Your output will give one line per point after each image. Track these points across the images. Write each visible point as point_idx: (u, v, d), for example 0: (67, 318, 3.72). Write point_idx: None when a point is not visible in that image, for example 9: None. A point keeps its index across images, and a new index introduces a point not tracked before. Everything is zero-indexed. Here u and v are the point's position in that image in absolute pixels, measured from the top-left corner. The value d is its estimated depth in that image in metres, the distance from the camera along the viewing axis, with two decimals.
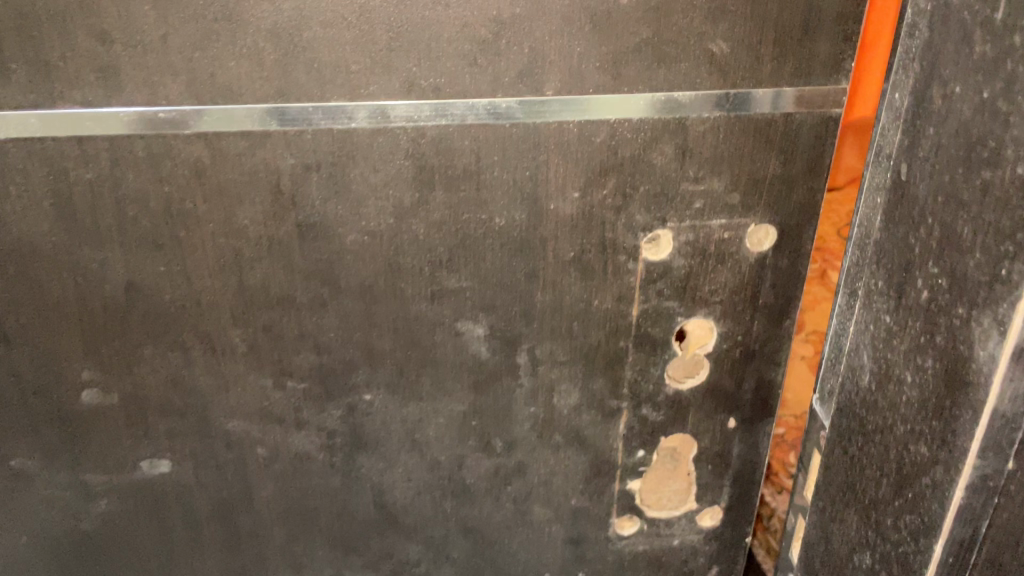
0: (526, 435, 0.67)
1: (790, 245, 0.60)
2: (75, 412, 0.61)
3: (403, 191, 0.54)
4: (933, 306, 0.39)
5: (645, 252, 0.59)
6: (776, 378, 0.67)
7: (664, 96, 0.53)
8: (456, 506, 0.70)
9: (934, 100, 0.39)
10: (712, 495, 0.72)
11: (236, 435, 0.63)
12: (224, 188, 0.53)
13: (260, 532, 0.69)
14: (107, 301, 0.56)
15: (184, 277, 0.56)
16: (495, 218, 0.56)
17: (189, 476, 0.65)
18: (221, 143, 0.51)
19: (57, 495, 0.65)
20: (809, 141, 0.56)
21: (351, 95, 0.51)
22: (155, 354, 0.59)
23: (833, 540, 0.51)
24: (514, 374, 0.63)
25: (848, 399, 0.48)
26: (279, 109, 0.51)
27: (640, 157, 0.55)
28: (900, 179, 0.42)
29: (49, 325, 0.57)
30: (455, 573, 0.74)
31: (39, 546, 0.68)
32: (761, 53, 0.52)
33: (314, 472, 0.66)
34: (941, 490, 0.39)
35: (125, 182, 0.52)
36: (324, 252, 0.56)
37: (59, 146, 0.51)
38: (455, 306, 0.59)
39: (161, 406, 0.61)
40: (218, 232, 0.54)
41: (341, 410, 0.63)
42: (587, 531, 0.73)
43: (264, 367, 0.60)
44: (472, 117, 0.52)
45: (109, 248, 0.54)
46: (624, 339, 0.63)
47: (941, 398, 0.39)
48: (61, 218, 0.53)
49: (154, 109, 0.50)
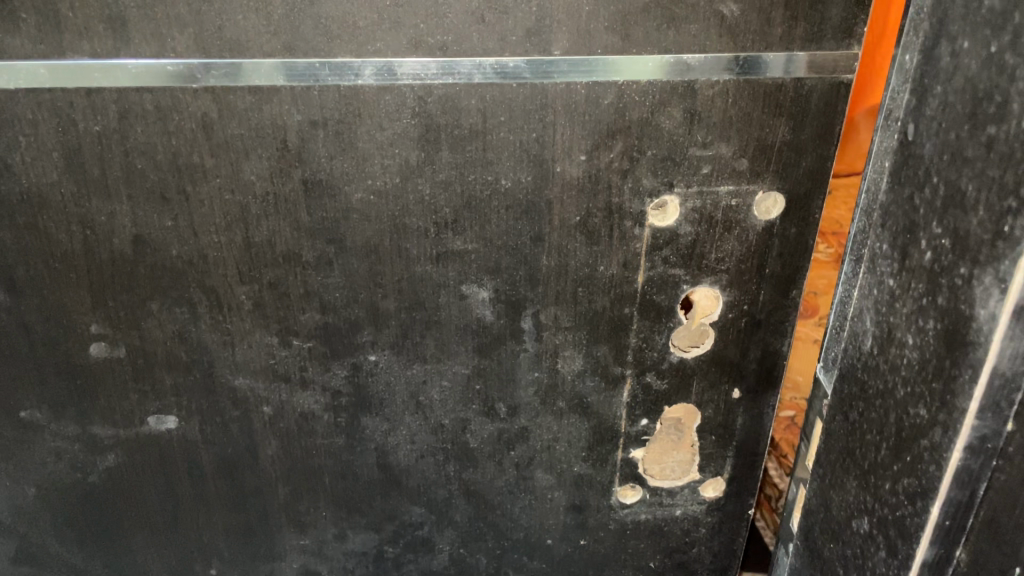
0: (529, 400, 0.67)
1: (798, 213, 0.60)
2: (83, 364, 0.62)
3: (409, 150, 0.54)
4: (936, 266, 0.39)
5: (651, 218, 0.59)
6: (782, 349, 0.66)
7: (673, 59, 0.52)
8: (460, 470, 0.70)
9: (943, 57, 0.38)
10: (716, 465, 0.72)
11: (241, 392, 0.64)
12: (231, 143, 0.53)
13: (264, 490, 0.70)
14: (115, 255, 0.57)
15: (191, 232, 0.56)
16: (501, 179, 0.56)
17: (195, 432, 0.66)
18: (229, 98, 0.51)
19: (66, 448, 0.66)
20: (819, 108, 0.55)
21: (358, 52, 0.51)
22: (162, 309, 0.59)
23: (832, 506, 0.51)
24: (519, 338, 0.63)
25: (850, 364, 0.48)
26: (287, 64, 0.51)
27: (648, 120, 0.54)
28: (908, 140, 0.42)
29: (58, 277, 0.58)
30: (457, 536, 0.74)
31: (47, 498, 0.69)
32: (772, 16, 0.51)
33: (318, 431, 0.67)
34: (938, 452, 0.39)
35: (133, 135, 0.52)
36: (330, 210, 0.56)
37: (68, 97, 0.51)
38: (460, 269, 0.60)
39: (167, 361, 0.62)
40: (225, 187, 0.55)
41: (345, 370, 0.64)
42: (590, 499, 0.73)
43: (270, 325, 0.61)
44: (480, 76, 0.52)
45: (117, 201, 0.55)
46: (629, 306, 0.62)
47: (941, 359, 0.39)
48: (70, 169, 0.53)
49: (162, 62, 0.50)
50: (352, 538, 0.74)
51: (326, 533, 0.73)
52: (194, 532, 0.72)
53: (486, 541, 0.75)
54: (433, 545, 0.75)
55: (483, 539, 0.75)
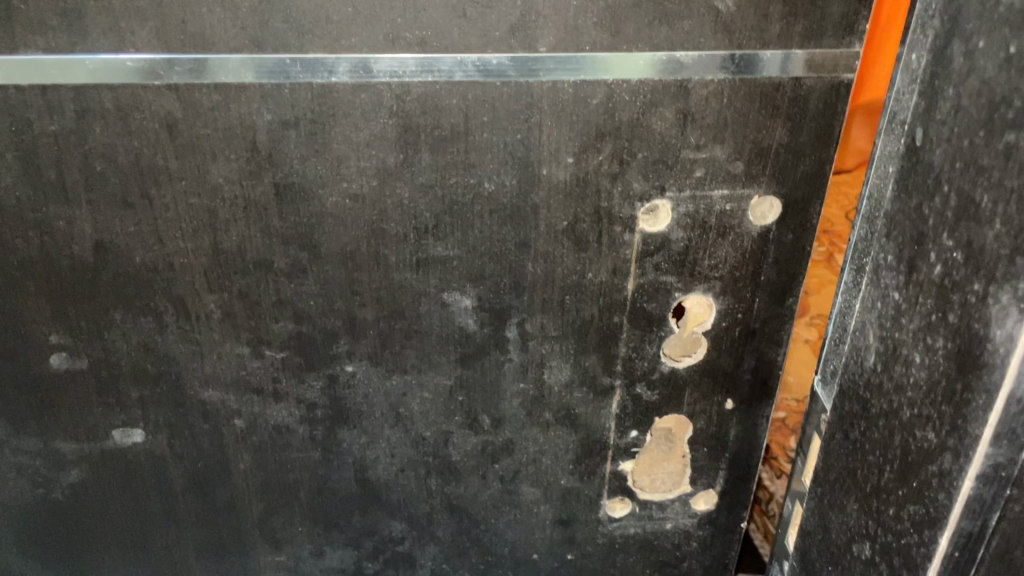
0: (514, 412, 0.64)
1: (795, 218, 0.57)
2: (43, 376, 0.59)
3: (386, 152, 0.51)
4: (946, 281, 0.36)
5: (642, 223, 0.56)
6: (777, 359, 0.64)
7: (665, 56, 0.50)
8: (442, 484, 0.67)
9: (956, 58, 0.36)
10: (708, 478, 0.70)
11: (212, 405, 0.61)
12: (197, 144, 0.50)
13: (238, 506, 0.67)
14: (75, 262, 0.54)
15: (156, 238, 0.53)
16: (484, 183, 0.53)
17: (164, 446, 0.63)
18: (194, 96, 0.48)
19: (27, 463, 0.63)
20: (818, 109, 0.52)
21: (332, 47, 0.48)
22: (126, 319, 0.56)
23: (831, 529, 0.48)
24: (503, 348, 0.61)
25: (851, 381, 0.45)
26: (256, 60, 0.48)
27: (638, 121, 0.52)
28: (916, 145, 0.39)
29: (14, 285, 0.54)
30: (439, 552, 0.72)
31: (9, 514, 0.66)
32: (769, 12, 0.49)
33: (293, 445, 0.64)
34: (948, 479, 0.37)
35: (92, 136, 0.49)
36: (304, 215, 0.53)
37: (22, 94, 0.48)
38: (442, 276, 0.57)
39: (133, 372, 0.59)
40: (191, 191, 0.52)
41: (321, 381, 0.61)
42: (577, 513, 0.70)
43: (241, 335, 0.58)
44: (461, 74, 0.49)
45: (76, 205, 0.52)
46: (618, 314, 0.60)
47: (952, 380, 0.36)
48: (25, 171, 0.50)
49: (122, 58, 0.47)
50: (329, 554, 0.71)
51: (303, 549, 0.70)
52: (164, 549, 0.69)
53: (470, 556, 0.72)
54: (415, 561, 0.72)
55: (467, 554, 0.72)
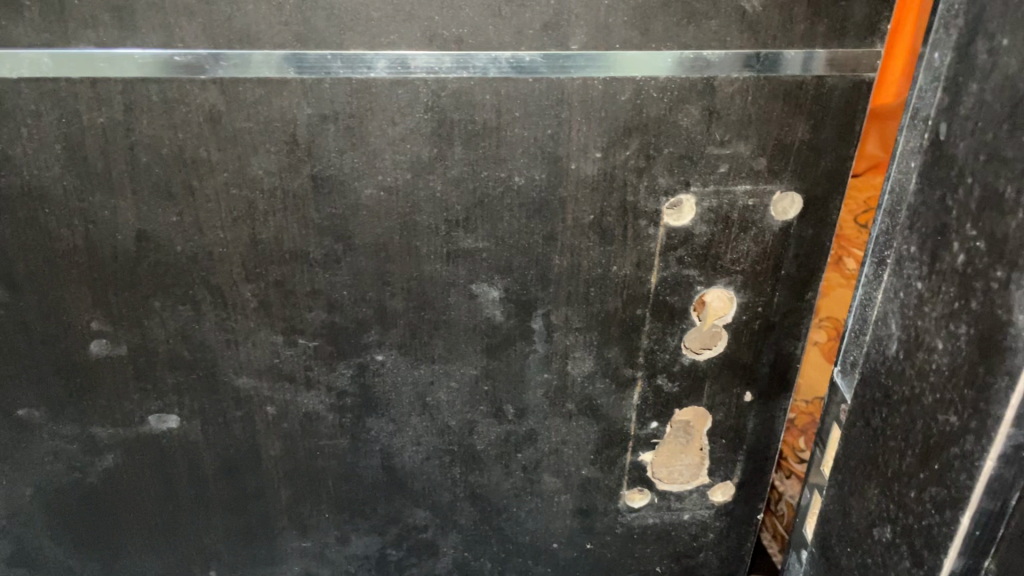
0: (538, 402, 0.66)
1: (816, 214, 0.58)
2: (82, 362, 0.60)
3: (421, 146, 0.53)
4: (969, 269, 0.38)
5: (666, 217, 0.57)
6: (795, 352, 0.65)
7: (692, 54, 0.51)
8: (466, 472, 0.69)
9: (980, 55, 0.37)
10: (725, 469, 0.71)
11: (245, 392, 0.63)
12: (239, 136, 0.52)
13: (266, 492, 0.68)
14: (118, 250, 0.55)
15: (196, 228, 0.55)
16: (514, 176, 0.55)
17: (197, 432, 0.64)
18: (238, 90, 0.50)
19: (64, 448, 0.65)
20: (840, 107, 0.54)
21: (371, 44, 0.49)
22: (165, 306, 0.58)
23: (852, 514, 0.50)
24: (529, 339, 0.62)
25: (873, 369, 0.47)
26: (297, 56, 0.49)
27: (665, 118, 0.53)
28: (939, 139, 0.41)
29: (58, 273, 0.56)
30: (461, 540, 0.73)
31: (44, 499, 0.67)
32: (794, 12, 0.50)
33: (322, 432, 0.65)
34: (970, 460, 0.38)
35: (138, 128, 0.51)
36: (339, 206, 0.55)
37: (71, 88, 0.49)
38: (471, 268, 0.58)
39: (170, 359, 0.61)
40: (231, 182, 0.53)
41: (351, 370, 0.62)
42: (597, 503, 0.72)
43: (274, 324, 0.60)
44: (495, 70, 0.51)
45: (121, 195, 0.53)
46: (641, 307, 0.61)
47: (974, 365, 0.38)
48: (72, 162, 0.52)
49: (170, 52, 0.48)
50: (354, 541, 0.72)
51: (329, 536, 0.72)
52: (194, 534, 0.70)
53: (491, 544, 0.74)
54: (437, 549, 0.74)
55: (488, 543, 0.74)
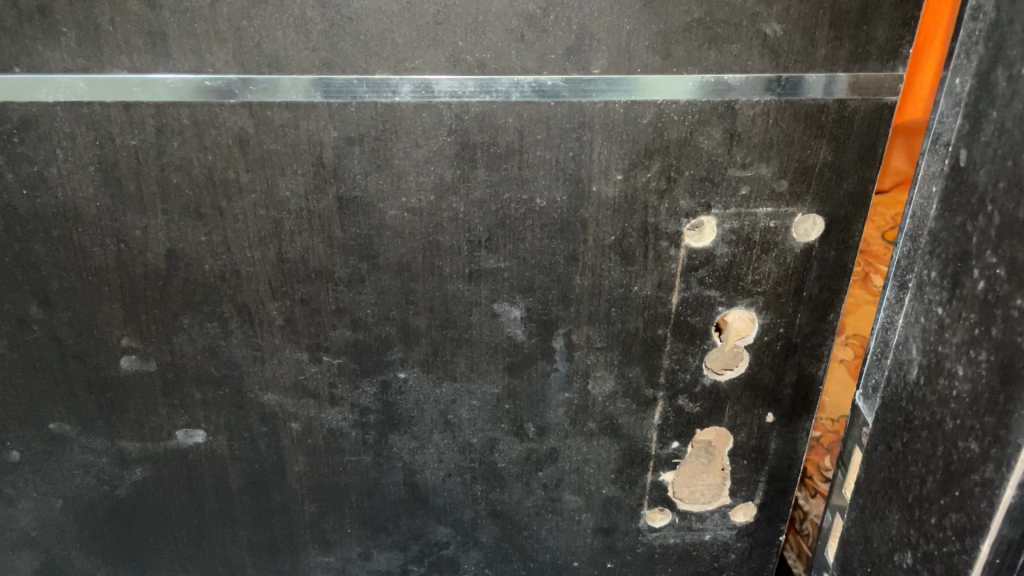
0: (559, 421, 0.66)
1: (837, 236, 0.58)
2: (112, 378, 0.61)
3: (444, 168, 0.54)
4: (989, 296, 0.38)
5: (687, 238, 0.58)
6: (818, 373, 0.65)
7: (713, 79, 0.52)
8: (487, 490, 0.69)
9: (1000, 82, 0.38)
10: (747, 490, 0.71)
11: (270, 408, 0.64)
12: (267, 159, 0.53)
13: (291, 507, 0.69)
14: (148, 269, 0.57)
15: (225, 247, 0.56)
16: (536, 198, 0.55)
17: (223, 448, 0.65)
18: (267, 114, 0.51)
19: (94, 461, 0.66)
20: (863, 130, 0.54)
21: (396, 69, 0.50)
22: (193, 323, 0.59)
23: (873, 539, 0.49)
24: (550, 358, 0.63)
25: (895, 394, 0.47)
26: (324, 80, 0.50)
27: (686, 140, 0.54)
28: (959, 165, 0.41)
29: (90, 290, 0.57)
30: (483, 557, 0.74)
31: (74, 510, 0.69)
32: (816, 36, 0.51)
33: (346, 448, 0.66)
34: (991, 487, 0.38)
35: (169, 150, 0.52)
36: (364, 226, 0.56)
37: (106, 111, 0.51)
38: (493, 287, 0.59)
39: (197, 375, 0.62)
40: (260, 203, 0.54)
41: (375, 387, 0.63)
42: (619, 522, 0.72)
43: (300, 341, 0.61)
44: (518, 94, 0.52)
45: (152, 215, 0.55)
46: (663, 327, 0.61)
47: (994, 392, 0.38)
48: (106, 183, 0.53)
49: (201, 77, 0.50)
50: (376, 557, 0.73)
51: (351, 551, 0.72)
52: (219, 547, 0.71)
53: (512, 562, 0.74)
54: (458, 566, 0.74)
55: (509, 560, 0.74)
